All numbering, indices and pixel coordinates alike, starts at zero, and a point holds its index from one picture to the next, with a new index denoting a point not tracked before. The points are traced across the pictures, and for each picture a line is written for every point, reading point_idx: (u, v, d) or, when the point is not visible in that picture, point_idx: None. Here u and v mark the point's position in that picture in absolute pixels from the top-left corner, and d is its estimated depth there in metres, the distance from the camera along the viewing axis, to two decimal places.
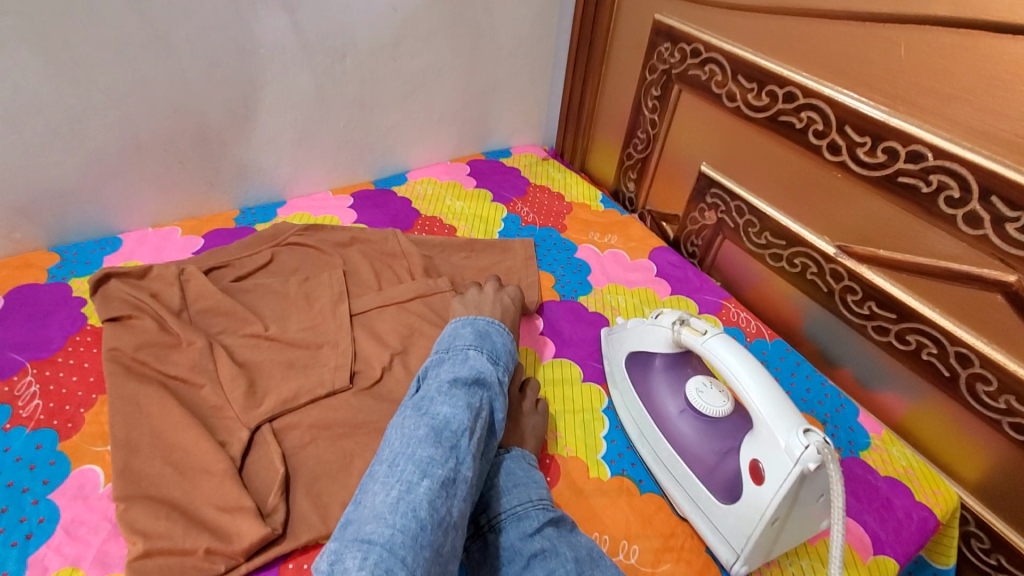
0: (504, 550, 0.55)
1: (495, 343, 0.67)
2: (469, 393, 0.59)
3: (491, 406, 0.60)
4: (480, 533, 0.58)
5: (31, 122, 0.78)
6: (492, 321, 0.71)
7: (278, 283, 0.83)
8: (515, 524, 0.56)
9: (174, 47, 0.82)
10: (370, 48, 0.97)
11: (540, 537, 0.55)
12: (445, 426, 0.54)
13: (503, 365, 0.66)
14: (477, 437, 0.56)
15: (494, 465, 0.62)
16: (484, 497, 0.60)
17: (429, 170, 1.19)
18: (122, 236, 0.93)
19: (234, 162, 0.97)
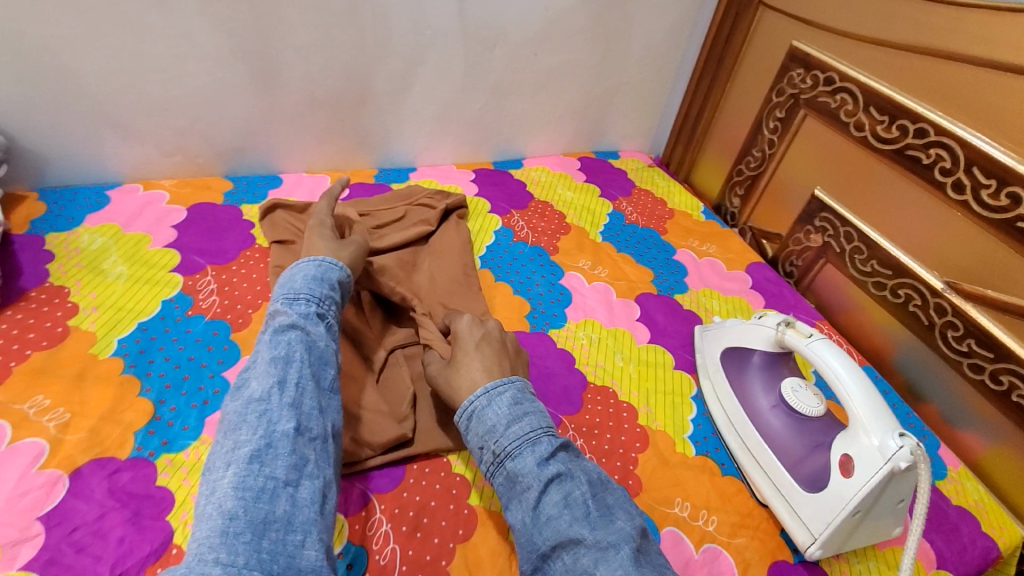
0: (521, 477, 0.55)
1: (296, 285, 0.68)
2: (272, 348, 0.59)
3: (301, 345, 0.60)
4: (497, 462, 0.57)
5: (234, 68, 0.90)
6: (298, 261, 0.72)
7: (412, 236, 0.93)
8: (530, 450, 0.56)
9: (361, 20, 0.93)
10: (518, 42, 1.06)
11: (556, 463, 0.55)
12: (249, 399, 0.55)
13: (305, 303, 0.66)
14: (288, 388, 0.56)
15: (499, 395, 0.60)
16: (493, 428, 0.58)
17: (544, 160, 1.27)
18: (280, 176, 1.06)
19: (382, 124, 1.08)
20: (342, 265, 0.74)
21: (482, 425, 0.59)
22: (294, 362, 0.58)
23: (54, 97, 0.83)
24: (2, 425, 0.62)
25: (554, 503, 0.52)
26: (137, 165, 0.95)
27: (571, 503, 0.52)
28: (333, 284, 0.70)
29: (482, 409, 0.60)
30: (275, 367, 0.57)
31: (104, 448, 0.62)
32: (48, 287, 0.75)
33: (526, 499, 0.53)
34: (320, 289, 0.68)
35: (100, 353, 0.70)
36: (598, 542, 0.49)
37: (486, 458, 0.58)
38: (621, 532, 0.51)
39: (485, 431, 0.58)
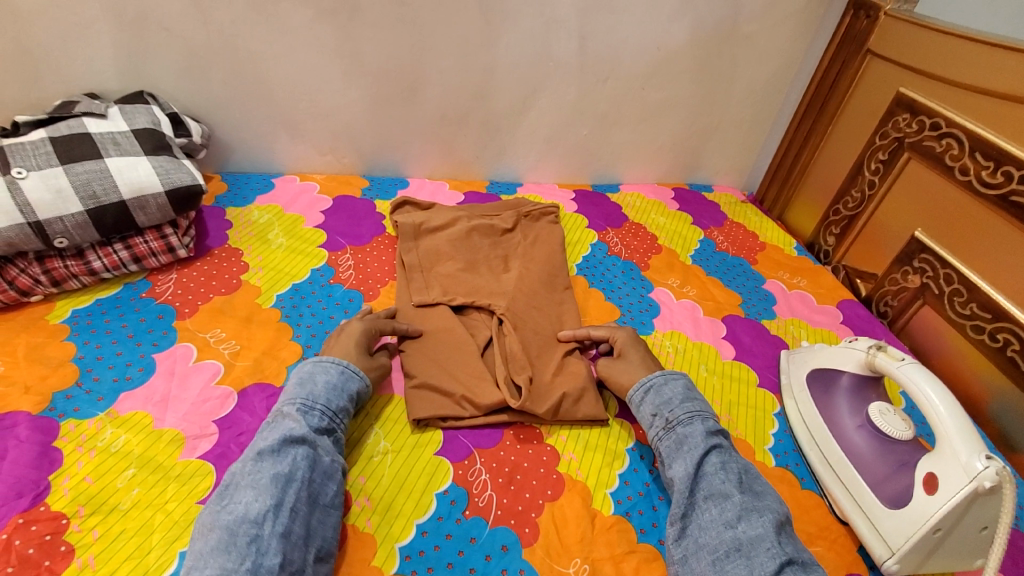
0: (689, 439, 0.68)
1: (314, 389, 0.66)
2: (276, 461, 0.58)
3: (306, 463, 0.59)
4: (667, 427, 0.70)
5: (387, 85, 1.06)
6: (320, 360, 0.70)
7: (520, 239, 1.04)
8: (700, 422, 0.69)
9: (494, 50, 1.06)
10: (629, 76, 1.16)
11: (717, 437, 0.68)
12: (242, 516, 0.54)
13: (318, 414, 0.64)
14: (283, 514, 0.55)
15: (675, 380, 0.75)
16: (669, 401, 0.72)
17: (639, 187, 1.35)
18: (407, 179, 1.21)
19: (498, 142, 1.21)
20: (359, 368, 0.72)
21: (659, 397, 0.73)
22: (293, 482, 0.57)
23: (247, 98, 1.03)
24: (190, 347, 0.76)
25: (714, 465, 0.65)
26: (297, 160, 1.13)
27: (728, 469, 0.65)
28: (350, 394, 0.69)
29: (659, 385, 0.74)
30: (275, 485, 0.56)
31: (264, 375, 0.75)
32: (227, 247, 0.92)
33: (692, 455, 0.66)
34: (335, 399, 0.67)
35: (263, 303, 0.85)
36: (745, 503, 0.61)
37: (656, 423, 0.71)
38: (767, 504, 0.61)
39: (661, 401, 0.72)
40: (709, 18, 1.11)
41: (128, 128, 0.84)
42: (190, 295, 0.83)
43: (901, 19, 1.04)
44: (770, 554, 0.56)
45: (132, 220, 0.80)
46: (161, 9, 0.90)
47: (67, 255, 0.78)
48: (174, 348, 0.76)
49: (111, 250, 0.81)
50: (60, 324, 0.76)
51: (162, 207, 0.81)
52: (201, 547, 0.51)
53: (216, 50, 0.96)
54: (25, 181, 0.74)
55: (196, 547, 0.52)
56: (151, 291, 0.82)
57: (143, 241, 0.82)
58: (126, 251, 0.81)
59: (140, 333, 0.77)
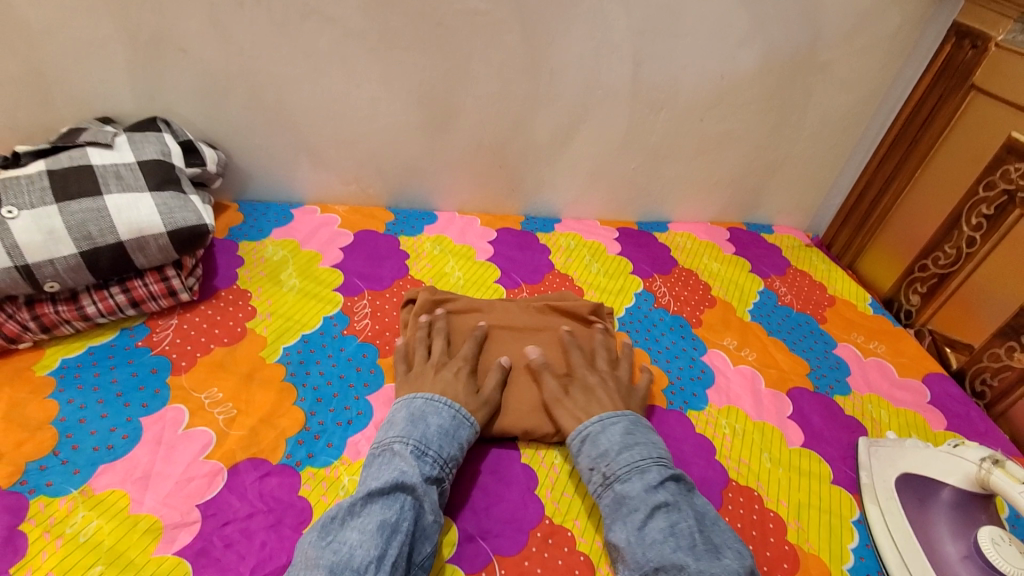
0: (629, 499, 0.60)
1: (426, 431, 0.63)
2: (384, 503, 0.56)
3: (412, 513, 0.56)
4: (605, 484, 0.62)
5: (419, 111, 0.97)
6: (433, 399, 0.67)
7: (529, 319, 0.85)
8: (639, 476, 0.61)
9: (540, 75, 0.96)
10: (686, 106, 1.03)
11: (664, 492, 0.60)
12: (345, 561, 0.51)
13: (430, 460, 0.61)
14: (384, 568, 0.51)
15: (612, 424, 0.66)
16: (605, 453, 0.64)
17: (690, 226, 1.21)
18: (435, 213, 1.11)
19: (537, 174, 1.10)
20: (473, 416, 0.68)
21: (594, 449, 0.65)
22: (397, 534, 0.54)
23: (268, 124, 0.95)
24: (182, 410, 0.68)
25: (660, 528, 0.57)
26: (318, 189, 1.05)
27: (677, 533, 0.56)
28: (461, 441, 0.65)
29: (596, 434, 0.66)
30: (381, 533, 0.53)
31: (259, 448, 0.66)
32: (235, 289, 0.84)
33: (632, 521, 0.58)
34: (450, 446, 0.63)
35: (268, 357, 0.76)
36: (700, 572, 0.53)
37: (595, 478, 0.63)
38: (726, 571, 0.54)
39: (597, 454, 0.64)
40: (782, 44, 0.98)
41: (135, 159, 0.77)
42: (189, 346, 0.75)
43: (1015, 51, 0.90)
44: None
45: (131, 262, 0.73)
46: (179, 29, 0.83)
47: (59, 300, 0.72)
48: (164, 411, 0.68)
49: (107, 293, 0.74)
50: (44, 377, 0.69)
51: (164, 248, 0.74)
52: None
53: (235, 74, 0.89)
54: (15, 220, 0.67)
55: None
56: (147, 339, 0.75)
57: (142, 284, 0.75)
58: (123, 295, 0.74)
59: (129, 391, 0.69)
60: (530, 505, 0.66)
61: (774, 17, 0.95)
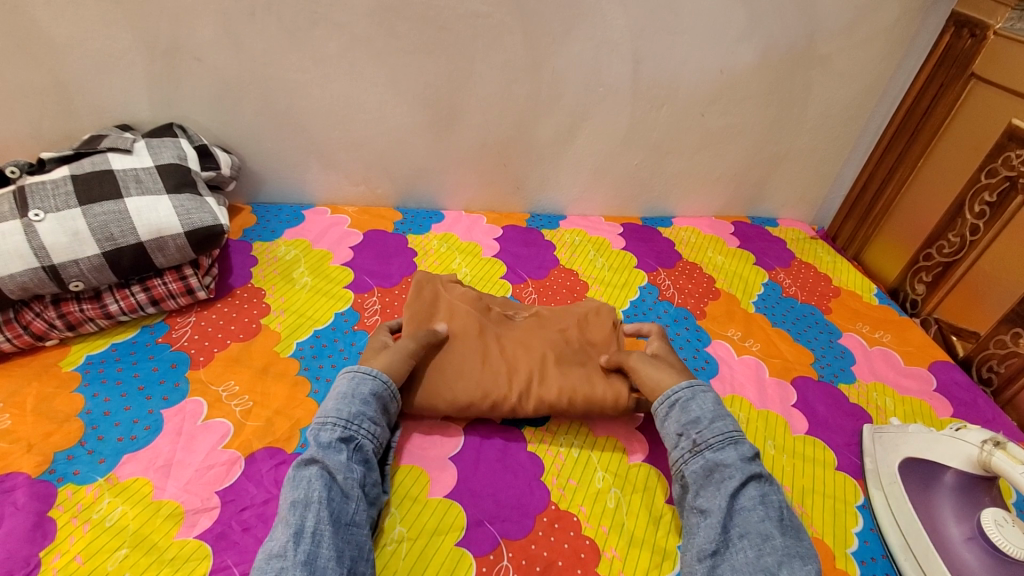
0: (722, 466, 0.62)
1: (336, 405, 0.64)
2: (292, 486, 0.58)
3: (321, 482, 0.58)
4: (695, 449, 0.64)
5: (425, 113, 1.00)
6: (352, 373, 0.68)
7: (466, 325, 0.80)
8: (733, 447, 0.64)
9: (541, 76, 0.98)
10: (687, 102, 1.05)
11: (756, 464, 0.63)
12: (270, 549, 0.53)
13: (325, 423, 0.62)
14: (305, 539, 0.53)
15: (705, 393, 0.69)
16: (697, 419, 0.66)
17: (694, 221, 1.22)
18: (443, 212, 1.13)
19: (541, 172, 1.11)
20: (379, 370, 0.68)
21: (686, 415, 0.67)
22: (312, 505, 0.56)
23: (279, 129, 0.98)
24: (201, 402, 0.71)
25: (752, 498, 0.60)
26: (328, 191, 1.08)
27: (766, 503, 0.60)
28: (362, 395, 0.65)
29: (687, 400, 0.68)
30: (293, 512, 0.55)
31: (274, 438, 0.68)
32: (250, 287, 0.87)
33: (726, 487, 0.61)
34: (347, 406, 0.64)
35: (282, 351, 0.79)
36: (786, 547, 0.57)
37: (682, 443, 0.66)
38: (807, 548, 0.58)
39: (688, 420, 0.67)
40: (782, 38, 0.99)
41: (153, 164, 0.81)
42: (207, 342, 0.78)
43: (1014, 39, 0.91)
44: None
45: (151, 261, 0.76)
46: (194, 39, 0.86)
47: (83, 299, 0.75)
48: (184, 403, 0.70)
49: (128, 292, 0.77)
50: (71, 372, 0.72)
51: (181, 248, 0.77)
52: None
53: (248, 81, 0.92)
54: (41, 223, 0.71)
55: None
56: (167, 336, 0.78)
57: (162, 283, 0.78)
58: (144, 294, 0.77)
59: (150, 385, 0.72)
60: (536, 491, 0.68)
61: (773, 12, 0.96)
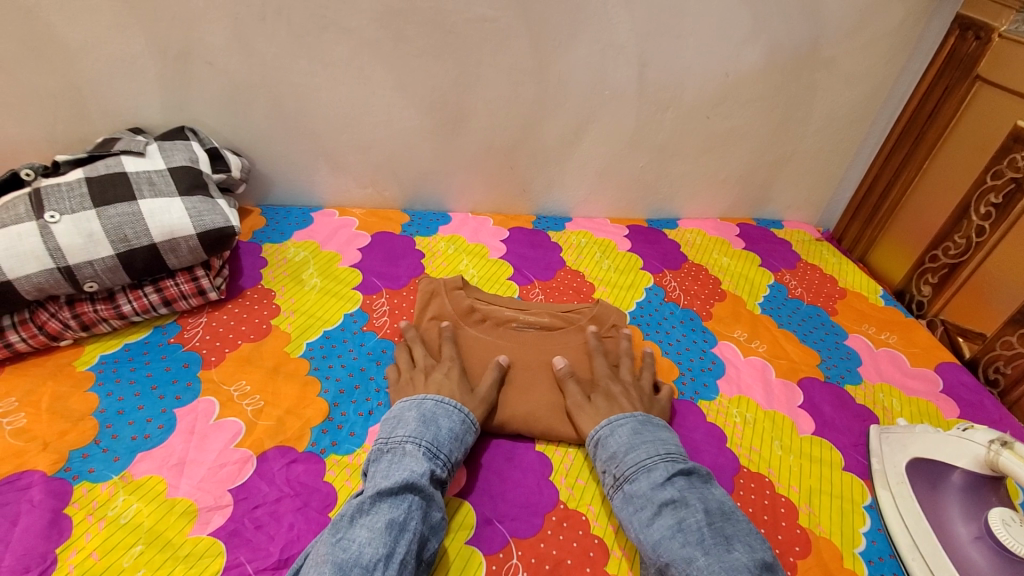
0: (636, 499, 0.61)
1: (439, 433, 0.64)
2: (393, 503, 0.57)
3: (419, 513, 0.57)
4: (616, 484, 0.63)
5: (432, 116, 1.01)
6: (443, 400, 0.68)
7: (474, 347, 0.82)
8: (652, 472, 0.62)
9: (548, 79, 0.99)
10: (693, 104, 1.05)
11: (670, 487, 0.60)
12: (354, 559, 0.52)
13: (441, 462, 0.62)
14: (392, 566, 0.53)
15: (637, 424, 0.68)
16: (617, 453, 0.66)
17: (699, 223, 1.23)
18: (450, 214, 1.14)
19: (547, 175, 1.12)
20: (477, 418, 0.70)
21: (605, 451, 0.66)
22: (407, 533, 0.55)
23: (288, 132, 0.99)
24: (213, 402, 0.72)
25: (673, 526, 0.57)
26: (336, 193, 1.09)
27: (686, 529, 0.57)
28: (467, 446, 0.67)
29: (605, 438, 0.67)
30: (389, 533, 0.54)
31: (286, 436, 0.69)
32: (260, 288, 0.88)
33: (640, 521, 0.59)
34: (454, 444, 0.65)
35: (293, 352, 0.80)
36: (714, 566, 0.53)
37: (606, 480, 0.65)
38: (736, 563, 0.54)
39: (607, 458, 0.66)
40: (787, 40, 1.00)
41: (165, 166, 0.82)
42: (218, 342, 0.79)
43: (1019, 41, 0.91)
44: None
45: (164, 262, 0.77)
46: (205, 43, 0.88)
47: (98, 300, 0.76)
48: (196, 402, 0.71)
49: (141, 293, 0.78)
50: (85, 371, 0.73)
51: (194, 249, 0.78)
52: None
53: (258, 84, 0.93)
54: (57, 225, 0.72)
55: None
56: (179, 336, 0.79)
57: (174, 284, 0.79)
58: (156, 294, 0.78)
59: (163, 384, 0.73)
60: (545, 491, 0.68)
61: (778, 16, 0.97)
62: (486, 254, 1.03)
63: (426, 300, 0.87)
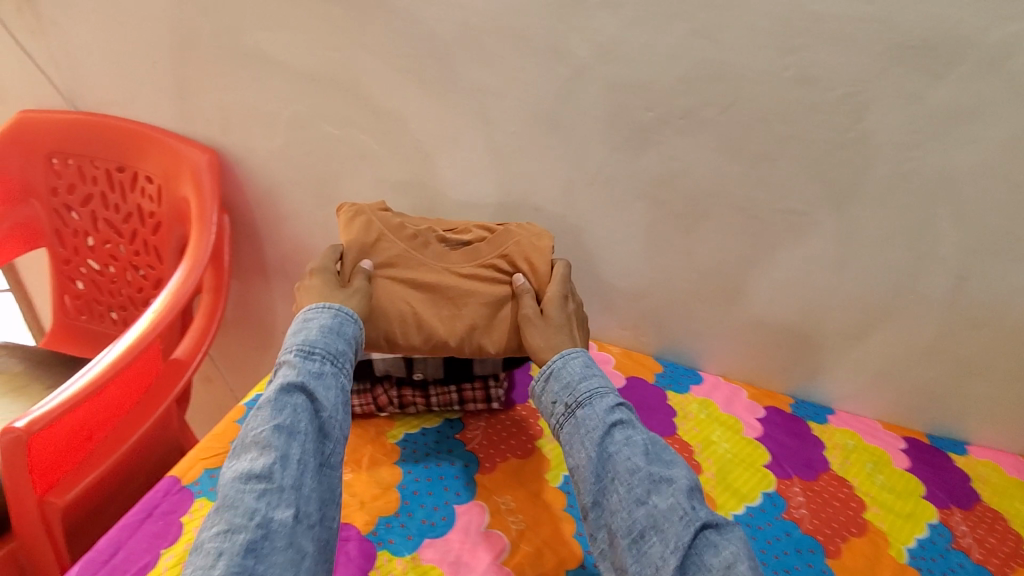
0: (588, 420, 0.72)
1: (310, 336, 0.74)
2: (278, 412, 0.65)
3: (305, 414, 0.67)
4: (568, 412, 0.74)
5: (712, 284, 1.05)
6: (317, 309, 0.77)
7: (399, 287, 0.87)
8: (598, 399, 0.73)
9: (844, 274, 0.97)
10: (1017, 330, 0.94)
11: (620, 412, 0.72)
12: (250, 470, 0.61)
13: (317, 358, 0.72)
14: (288, 465, 0.62)
15: (573, 358, 0.78)
16: (568, 382, 0.76)
17: (997, 456, 1.05)
18: (700, 374, 1.14)
19: (814, 360, 1.07)
20: (355, 314, 0.80)
21: (559, 381, 0.76)
22: (296, 435, 0.64)
23: (575, 271, 1.12)
24: (484, 508, 0.80)
25: (618, 442, 0.69)
26: (596, 328, 1.18)
27: (631, 442, 0.68)
28: (347, 337, 0.77)
29: (559, 370, 0.77)
30: (279, 438, 0.63)
31: (545, 569, 0.73)
32: (528, 406, 0.98)
33: (592, 438, 0.70)
34: (332, 341, 0.74)
35: (552, 480, 0.86)
36: (648, 471, 0.65)
37: (558, 408, 0.75)
38: (674, 470, 0.66)
39: (561, 387, 0.76)
40: None
41: None
42: (492, 450, 0.89)
43: None
44: (684, 523, 0.61)
45: (472, 368, 0.93)
46: (539, 195, 1.07)
47: (416, 387, 0.93)
48: (471, 504, 0.80)
49: (446, 389, 0.93)
50: (394, 444, 0.88)
51: (496, 363, 0.93)
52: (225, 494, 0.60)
53: (567, 231, 1.09)
54: None
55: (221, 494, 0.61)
56: (462, 434, 0.91)
57: (471, 388, 0.94)
58: (456, 393, 0.93)
59: (448, 477, 0.84)
60: None
61: None
62: (737, 429, 1.01)
63: (350, 217, 0.91)
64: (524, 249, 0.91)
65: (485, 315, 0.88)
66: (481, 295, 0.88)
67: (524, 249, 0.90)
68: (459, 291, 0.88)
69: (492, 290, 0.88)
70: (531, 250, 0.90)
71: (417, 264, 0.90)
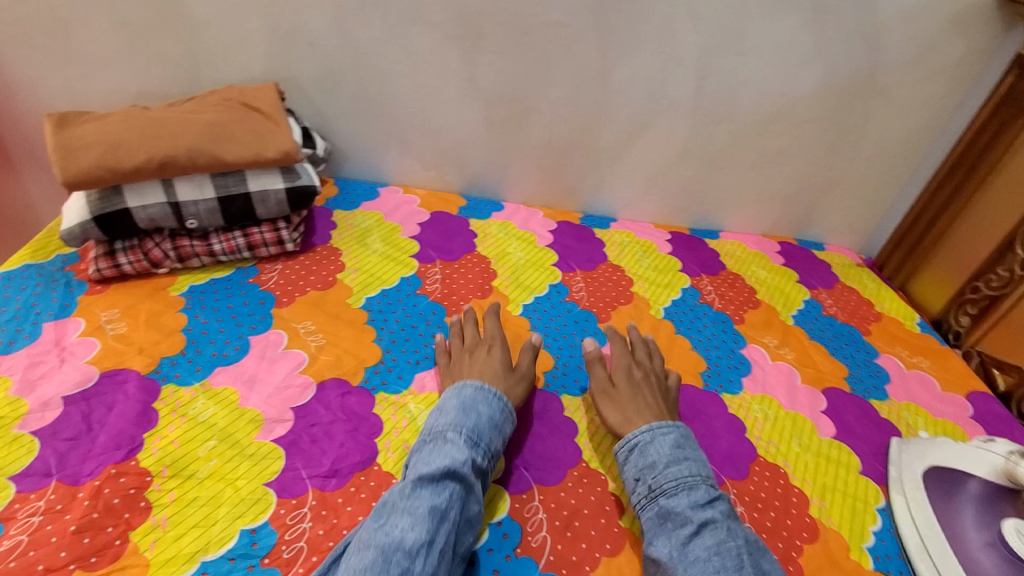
0: (674, 514, 0.61)
1: (479, 421, 0.67)
2: (434, 490, 0.58)
3: (459, 502, 0.59)
4: (650, 495, 0.64)
5: (497, 109, 1.09)
6: (483, 387, 0.71)
7: (117, 126, 0.81)
8: (687, 492, 0.62)
9: (607, 84, 1.05)
10: (745, 122, 1.09)
11: (713, 509, 0.61)
12: (396, 543, 0.53)
13: (482, 451, 0.64)
14: (431, 552, 0.54)
15: (663, 436, 0.68)
16: (653, 464, 0.66)
17: (741, 237, 1.25)
18: (503, 203, 1.21)
19: (598, 175, 1.18)
20: (505, 398, 0.72)
21: (643, 459, 0.67)
22: (446, 521, 0.56)
23: (367, 111, 1.09)
24: (282, 334, 0.80)
25: (709, 547, 0.57)
26: (402, 172, 1.18)
27: (723, 551, 0.57)
28: (505, 436, 0.69)
29: (645, 445, 0.68)
30: (432, 519, 0.56)
31: (342, 370, 0.77)
32: (329, 247, 0.97)
33: (677, 535, 0.60)
34: (489, 433, 0.66)
35: (354, 302, 0.88)
36: None
37: (640, 490, 0.65)
38: None
39: (644, 465, 0.66)
40: (845, 65, 1.03)
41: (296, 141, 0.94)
42: (291, 287, 0.88)
43: None
44: None
45: (254, 211, 0.88)
46: (309, 27, 0.99)
47: (194, 238, 0.88)
48: (268, 333, 0.80)
49: (231, 236, 0.89)
50: (178, 295, 0.83)
51: (280, 203, 0.89)
52: (354, 564, 0.52)
53: (348, 67, 1.04)
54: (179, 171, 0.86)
55: (352, 561, 0.52)
56: (257, 278, 0.88)
57: (259, 232, 0.90)
58: (243, 239, 0.89)
59: (242, 314, 0.82)
60: (569, 449, 0.74)
61: (839, 44, 1.00)
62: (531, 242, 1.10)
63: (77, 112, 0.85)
64: (248, 96, 0.91)
65: (213, 131, 0.84)
66: (207, 118, 0.85)
67: (252, 96, 0.91)
68: (186, 118, 0.84)
69: (221, 114, 0.86)
70: (255, 96, 0.91)
71: (141, 113, 0.84)
